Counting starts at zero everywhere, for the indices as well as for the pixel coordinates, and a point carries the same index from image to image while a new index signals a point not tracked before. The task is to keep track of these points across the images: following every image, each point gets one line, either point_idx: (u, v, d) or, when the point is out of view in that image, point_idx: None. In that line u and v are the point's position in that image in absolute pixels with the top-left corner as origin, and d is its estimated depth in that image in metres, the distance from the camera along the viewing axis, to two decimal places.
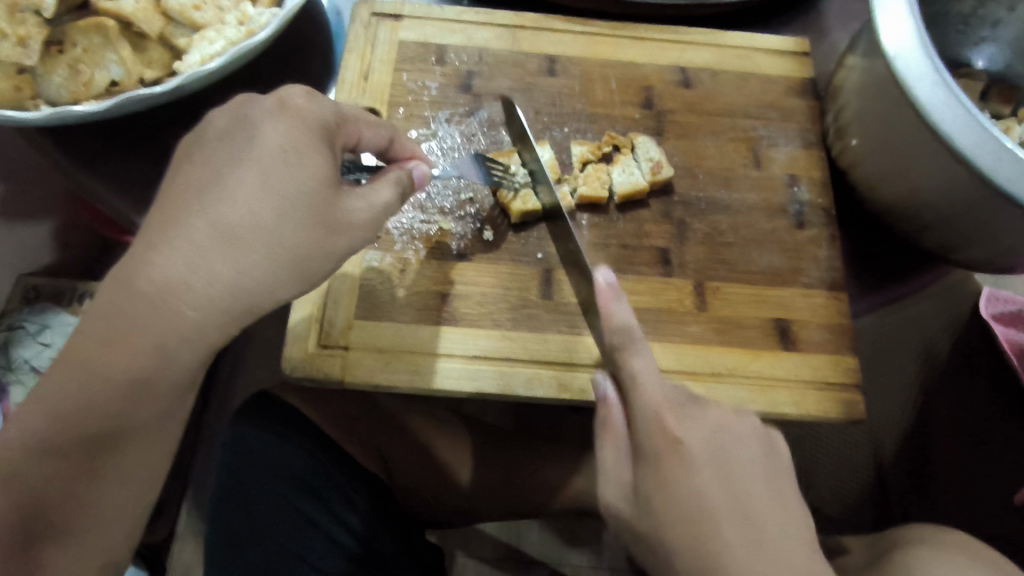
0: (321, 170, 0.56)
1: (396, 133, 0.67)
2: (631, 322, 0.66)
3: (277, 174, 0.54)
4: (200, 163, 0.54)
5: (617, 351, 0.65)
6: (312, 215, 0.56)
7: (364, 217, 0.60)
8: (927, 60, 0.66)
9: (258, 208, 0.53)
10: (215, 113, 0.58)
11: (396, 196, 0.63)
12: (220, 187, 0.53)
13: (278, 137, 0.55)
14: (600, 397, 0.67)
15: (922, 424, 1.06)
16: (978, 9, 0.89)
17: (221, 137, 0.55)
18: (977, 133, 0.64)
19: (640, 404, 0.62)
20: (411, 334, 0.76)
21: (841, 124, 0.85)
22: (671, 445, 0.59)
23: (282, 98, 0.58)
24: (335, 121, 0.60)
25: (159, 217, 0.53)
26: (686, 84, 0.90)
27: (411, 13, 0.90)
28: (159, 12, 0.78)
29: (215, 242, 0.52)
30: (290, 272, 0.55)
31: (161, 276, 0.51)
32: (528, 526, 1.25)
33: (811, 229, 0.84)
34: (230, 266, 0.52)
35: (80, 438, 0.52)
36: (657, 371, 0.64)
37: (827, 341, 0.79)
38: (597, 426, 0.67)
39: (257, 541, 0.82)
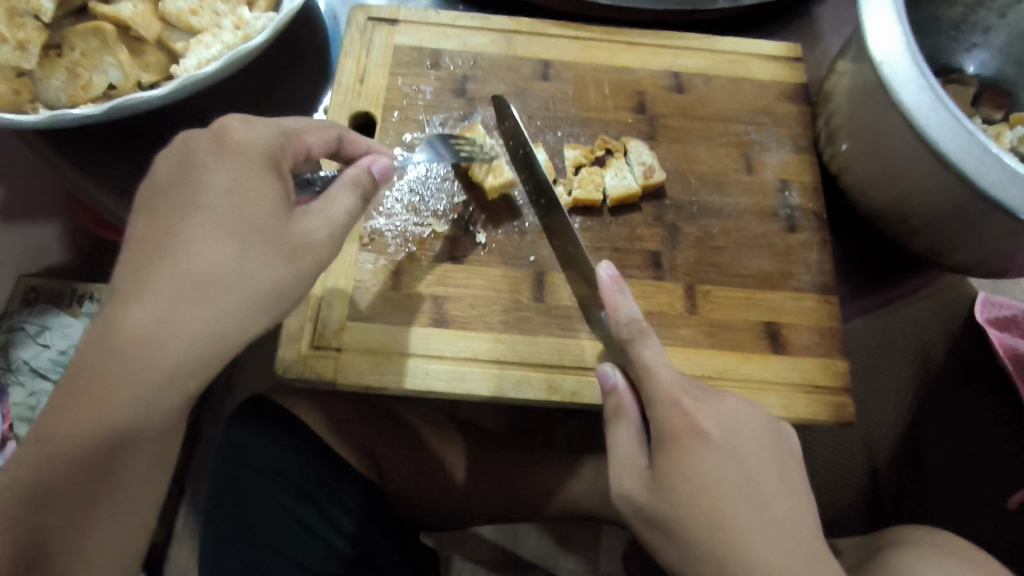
0: (271, 198, 0.58)
1: (343, 132, 0.69)
2: (638, 315, 0.65)
3: (228, 213, 0.56)
4: (153, 214, 0.56)
5: (627, 343, 0.64)
6: (271, 245, 0.57)
7: (324, 233, 0.60)
8: (914, 65, 0.67)
9: (214, 248, 0.55)
10: (161, 163, 0.59)
11: (357, 201, 0.62)
12: (175, 235, 0.55)
13: (223, 175, 0.57)
14: (611, 387, 0.66)
15: (914, 428, 1.05)
16: (969, 15, 0.90)
17: (170, 187, 0.57)
18: (962, 137, 0.64)
19: (655, 388, 0.61)
20: (402, 336, 0.76)
21: (832, 128, 0.86)
22: (689, 428, 0.59)
23: (221, 133, 0.59)
24: (278, 146, 0.61)
25: (122, 273, 0.55)
26: (679, 89, 0.91)
27: (407, 17, 0.91)
28: (157, 16, 0.80)
29: (179, 290, 0.53)
30: (261, 305, 0.57)
31: (130, 330, 0.52)
32: (524, 530, 1.25)
33: (803, 233, 0.85)
34: (197, 311, 0.54)
35: (75, 449, 0.53)
36: (666, 359, 0.63)
37: (817, 344, 0.80)
38: (607, 414, 0.66)
39: (250, 542, 0.82)
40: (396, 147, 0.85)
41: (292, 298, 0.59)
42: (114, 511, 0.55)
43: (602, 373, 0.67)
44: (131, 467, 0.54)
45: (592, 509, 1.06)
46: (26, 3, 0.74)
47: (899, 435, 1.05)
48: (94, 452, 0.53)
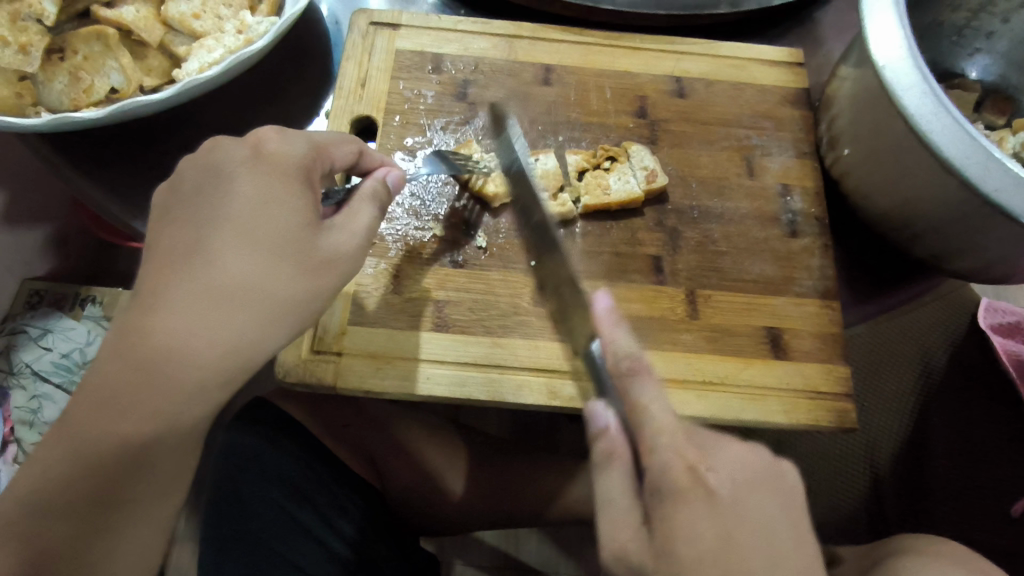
0: (300, 212, 0.58)
1: (364, 147, 0.69)
2: (634, 347, 0.60)
3: (258, 226, 0.56)
4: (183, 224, 0.57)
5: (626, 377, 0.58)
6: (298, 259, 0.57)
7: (348, 248, 0.61)
8: (917, 71, 0.67)
9: (244, 262, 0.55)
10: (187, 169, 0.59)
11: (376, 214, 0.64)
12: (205, 245, 0.55)
13: (253, 187, 0.57)
14: (601, 429, 0.58)
15: (916, 437, 1.04)
16: (971, 20, 0.90)
17: (198, 194, 0.57)
18: (965, 143, 0.64)
19: (653, 433, 0.56)
20: (402, 341, 0.76)
21: (834, 133, 0.85)
22: (694, 481, 0.54)
23: (254, 143, 0.59)
24: (310, 158, 0.61)
25: (150, 283, 0.55)
26: (681, 94, 0.91)
27: (408, 22, 0.91)
28: (159, 21, 0.80)
29: (206, 303, 0.54)
30: (284, 320, 0.57)
31: (158, 341, 0.53)
32: (526, 536, 1.25)
33: (805, 238, 0.85)
34: (224, 325, 0.54)
35: (90, 459, 0.53)
36: (666, 399, 0.57)
37: (818, 350, 0.80)
38: (593, 457, 0.59)
39: (249, 547, 0.82)
40: (397, 151, 0.85)
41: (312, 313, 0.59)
42: (130, 518, 0.56)
43: (591, 413, 0.59)
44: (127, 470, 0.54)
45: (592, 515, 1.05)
46: (29, 7, 0.74)
47: (901, 443, 1.04)
48: (107, 461, 0.53)
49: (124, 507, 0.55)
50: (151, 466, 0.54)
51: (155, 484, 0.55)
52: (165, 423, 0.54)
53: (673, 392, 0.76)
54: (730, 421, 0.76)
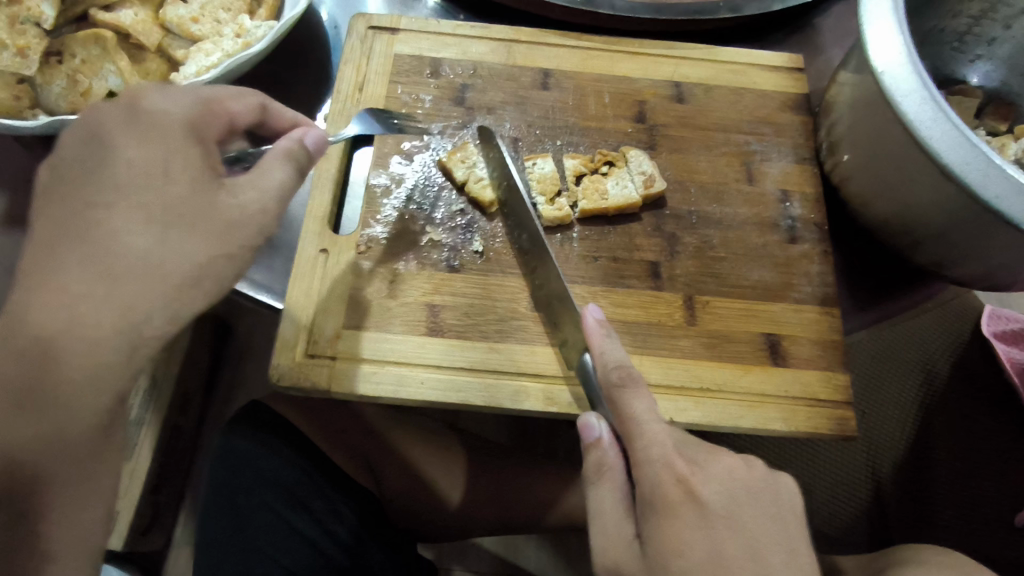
0: (191, 172, 0.56)
1: (264, 100, 0.66)
2: (625, 359, 0.66)
3: (145, 190, 0.54)
4: (67, 197, 0.54)
5: (618, 388, 0.63)
6: (193, 220, 0.55)
7: (253, 206, 0.57)
8: (916, 76, 0.66)
9: (132, 229, 0.53)
10: (70, 139, 0.57)
11: (290, 171, 0.60)
12: (95, 212, 0.53)
13: (134, 150, 0.55)
14: (594, 440, 0.62)
15: (919, 447, 1.02)
16: (973, 26, 0.89)
17: (83, 163, 0.55)
18: (965, 148, 0.63)
19: (645, 450, 0.59)
20: (399, 345, 0.75)
21: (833, 139, 0.85)
22: (685, 493, 0.56)
23: (134, 105, 0.58)
24: (198, 116, 0.59)
25: (34, 259, 0.53)
26: (680, 99, 0.91)
27: (407, 26, 0.91)
28: (157, 24, 0.81)
29: (95, 275, 0.52)
30: (189, 287, 0.54)
31: (46, 320, 0.51)
32: (525, 543, 1.24)
33: (804, 244, 0.84)
34: (117, 296, 0.52)
35: (50, 453, 0.51)
36: (653, 408, 0.62)
37: (818, 357, 0.79)
38: (586, 469, 0.63)
39: (246, 552, 0.83)
40: (395, 154, 0.84)
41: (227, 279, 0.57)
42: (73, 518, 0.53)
43: (584, 426, 0.63)
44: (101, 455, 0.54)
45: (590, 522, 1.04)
46: (27, 11, 0.75)
47: (903, 452, 1.03)
48: (87, 449, 0.53)
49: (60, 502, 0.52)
50: (88, 454, 0.53)
51: (90, 477, 0.54)
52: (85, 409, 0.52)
53: (670, 398, 0.75)
54: (728, 428, 0.75)
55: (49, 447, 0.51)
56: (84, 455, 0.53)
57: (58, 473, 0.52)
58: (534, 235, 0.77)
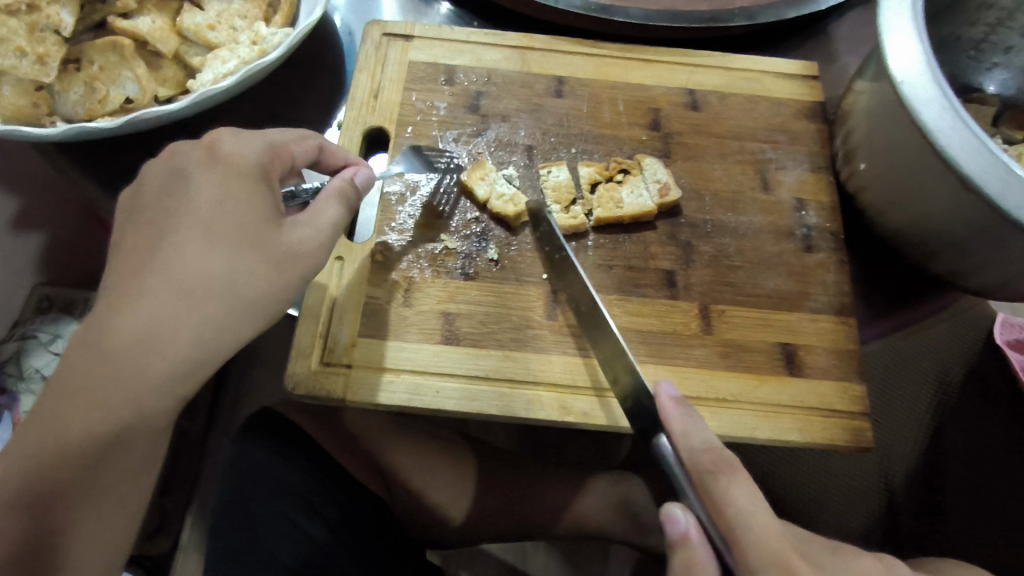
0: (261, 208, 0.58)
1: (325, 142, 0.69)
2: (712, 440, 0.62)
3: (216, 225, 0.56)
4: (144, 228, 0.57)
5: (713, 474, 0.59)
6: (260, 253, 0.57)
7: (313, 243, 0.60)
8: (935, 85, 0.66)
9: (203, 260, 0.55)
10: (149, 172, 0.60)
11: (344, 211, 0.63)
12: (166, 244, 0.55)
13: (208, 187, 0.57)
14: (682, 534, 0.57)
15: (934, 458, 1.02)
16: (990, 34, 0.89)
17: (157, 195, 0.58)
18: (984, 158, 0.63)
19: (756, 543, 0.55)
20: (415, 353, 0.75)
21: (849, 148, 0.85)
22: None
23: (210, 145, 0.60)
24: (267, 158, 0.62)
25: (112, 286, 0.55)
26: (694, 107, 0.91)
27: (422, 33, 0.92)
28: (175, 32, 0.81)
29: (168, 302, 0.53)
30: (251, 316, 0.57)
31: (121, 342, 0.52)
32: (534, 549, 1.23)
33: (820, 253, 0.84)
34: (187, 321, 0.54)
35: (89, 461, 0.52)
36: (756, 498, 0.58)
37: (834, 366, 0.78)
38: (671, 568, 0.57)
39: (258, 559, 0.81)
40: None
41: (286, 305, 0.59)
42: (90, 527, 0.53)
43: (669, 517, 0.58)
44: (127, 465, 0.54)
45: (600, 530, 1.04)
46: (47, 18, 0.75)
47: (917, 462, 1.02)
48: (119, 459, 0.53)
49: (83, 512, 0.53)
50: (117, 461, 0.53)
51: (115, 490, 0.54)
52: (132, 421, 0.53)
53: None
54: (743, 438, 0.75)
55: (87, 458, 0.52)
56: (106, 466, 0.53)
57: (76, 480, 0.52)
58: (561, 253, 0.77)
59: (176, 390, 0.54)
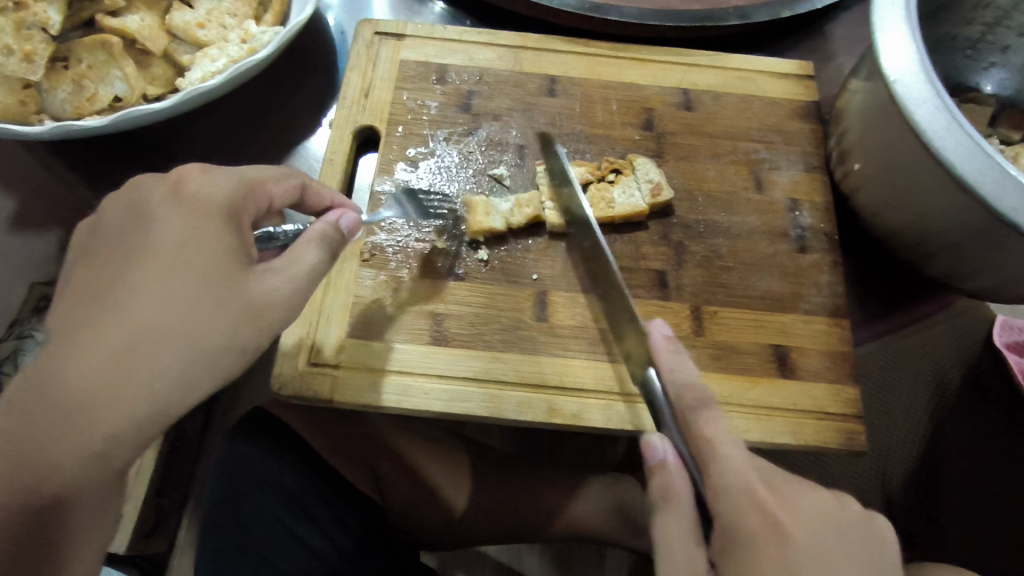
0: (226, 254, 0.56)
1: (306, 180, 0.68)
2: (696, 379, 0.63)
3: (175, 271, 0.54)
4: (99, 269, 0.55)
5: (692, 410, 0.61)
6: (222, 304, 0.54)
7: (283, 292, 0.57)
8: (929, 86, 0.65)
9: (159, 308, 0.53)
10: (111, 204, 0.58)
11: (324, 254, 0.61)
12: (121, 287, 0.53)
13: (170, 228, 0.55)
14: (658, 460, 0.58)
15: (930, 460, 1.01)
16: (987, 34, 0.88)
17: (118, 233, 0.56)
18: (979, 159, 0.62)
19: (721, 477, 0.58)
20: (403, 354, 0.75)
21: (844, 149, 0.84)
22: (766, 522, 0.56)
23: (179, 182, 0.58)
24: (239, 197, 0.60)
25: (60, 330, 0.52)
26: (687, 106, 0.90)
27: (413, 32, 0.91)
28: (164, 30, 0.81)
29: (118, 354, 0.51)
30: (208, 371, 0.54)
31: (67, 394, 0.50)
32: (527, 551, 1.23)
33: (813, 254, 0.83)
34: (137, 375, 0.51)
35: (48, 499, 0.49)
36: (729, 433, 0.61)
37: (827, 369, 0.77)
38: (652, 490, 0.59)
39: (248, 559, 0.82)
40: (399, 161, 0.84)
41: (252, 356, 0.57)
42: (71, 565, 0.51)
43: (648, 445, 0.59)
44: (85, 510, 0.51)
45: (593, 532, 1.03)
46: (34, 16, 0.74)
47: (913, 463, 1.01)
48: (78, 502, 0.50)
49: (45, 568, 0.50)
50: (77, 506, 0.50)
51: (93, 527, 0.52)
52: (78, 479, 0.50)
53: None
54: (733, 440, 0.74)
55: (44, 505, 0.49)
56: (74, 508, 0.50)
57: (54, 515, 0.50)
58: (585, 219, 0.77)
59: (125, 444, 0.51)
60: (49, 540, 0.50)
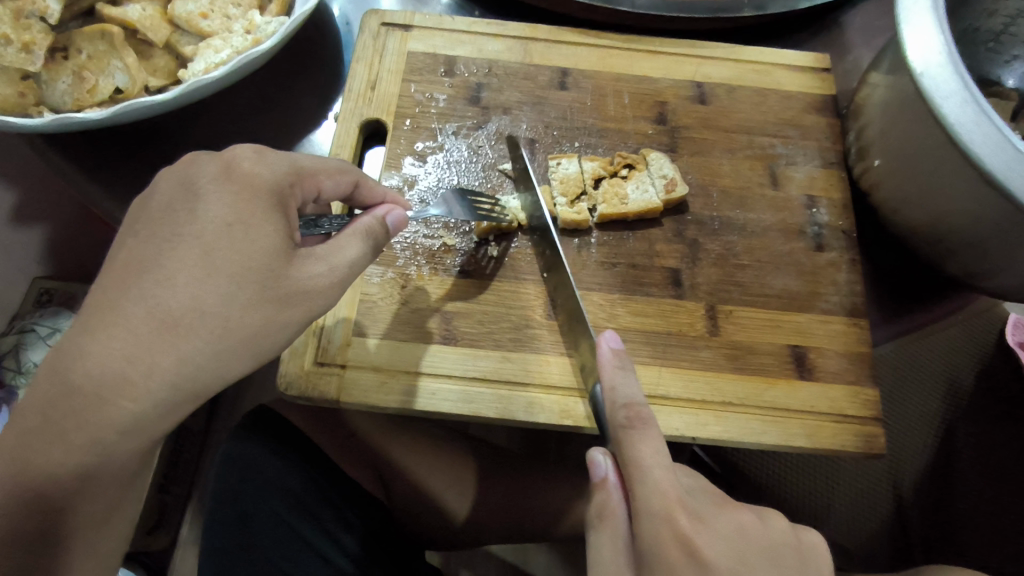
0: (271, 240, 0.53)
1: (361, 179, 0.66)
2: (636, 397, 0.61)
3: (218, 253, 0.51)
4: (141, 240, 0.52)
5: (625, 430, 0.58)
6: (261, 291, 0.52)
7: (326, 281, 0.56)
8: (957, 77, 0.63)
9: (198, 289, 0.50)
10: (160, 179, 0.55)
11: (367, 250, 0.59)
12: (160, 266, 0.51)
13: (218, 207, 0.53)
14: (599, 478, 0.60)
15: (944, 460, 0.99)
16: (1009, 25, 0.85)
17: (164, 209, 0.53)
18: (1009, 152, 0.60)
19: (645, 502, 0.55)
20: (409, 354, 0.73)
21: (863, 143, 0.82)
22: (686, 555, 0.52)
23: (233, 168, 0.55)
24: (288, 182, 0.57)
25: (98, 299, 0.50)
26: (701, 100, 0.88)
27: (420, 23, 0.89)
28: (166, 20, 0.78)
29: (152, 331, 0.49)
30: (239, 356, 0.52)
31: (92, 373, 0.48)
32: (536, 550, 1.22)
33: (831, 252, 0.81)
34: (169, 355, 0.49)
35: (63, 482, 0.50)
36: (666, 455, 0.56)
37: (845, 370, 0.76)
38: (592, 507, 0.61)
39: (252, 564, 0.80)
40: (407, 156, 0.82)
41: (282, 345, 0.56)
42: (73, 555, 0.53)
43: (591, 461, 0.61)
44: (99, 497, 0.52)
45: None
46: (33, 5, 0.73)
47: (927, 464, 1.00)
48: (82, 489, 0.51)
49: (59, 553, 0.51)
50: (91, 495, 0.51)
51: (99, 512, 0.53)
52: (97, 459, 0.50)
53: (691, 413, 0.72)
54: (748, 443, 0.72)
55: (60, 491, 0.50)
56: (83, 492, 0.51)
57: (57, 509, 0.50)
58: (542, 227, 0.75)
59: (145, 428, 0.51)
60: (57, 527, 0.51)
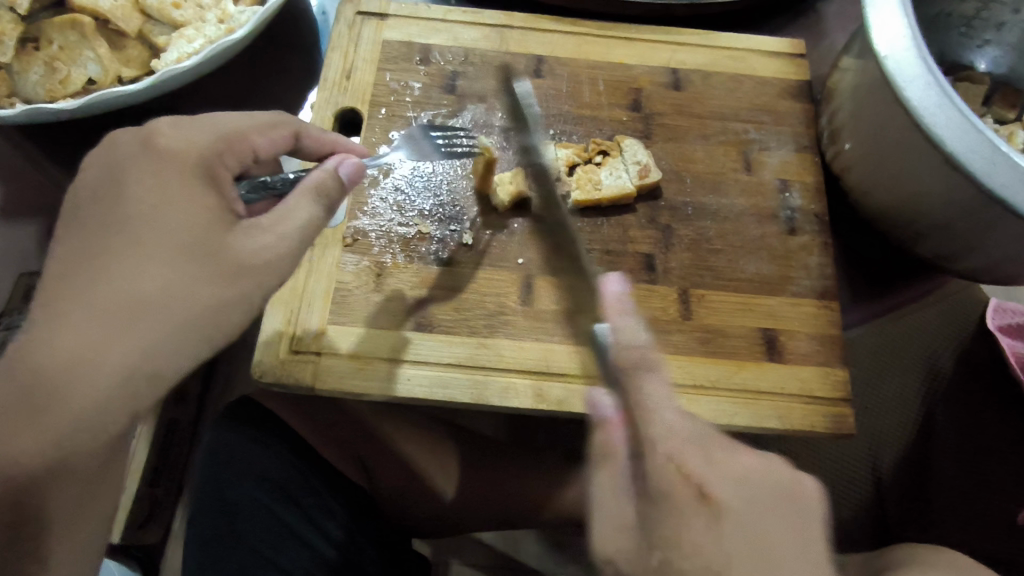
0: (202, 213, 0.53)
1: (298, 130, 0.66)
2: (643, 338, 0.52)
3: (155, 236, 0.52)
4: (84, 232, 0.53)
5: (628, 377, 0.51)
6: (203, 265, 0.52)
7: (273, 248, 0.55)
8: (920, 61, 0.63)
9: (142, 273, 0.51)
10: (86, 168, 0.55)
11: (316, 209, 0.58)
12: (103, 257, 0.52)
13: (149, 194, 0.53)
14: (601, 419, 0.54)
15: (922, 442, 1.02)
16: (981, 11, 0.85)
17: (97, 199, 0.53)
18: (969, 134, 0.61)
19: (653, 437, 0.50)
20: (385, 341, 0.74)
21: (835, 127, 0.82)
22: (693, 492, 0.49)
23: (154, 146, 0.54)
24: (217, 150, 0.57)
25: (47, 297, 0.51)
26: (675, 86, 0.88)
27: (396, 12, 0.89)
28: (137, 10, 0.78)
29: (107, 324, 0.50)
30: (199, 333, 0.53)
31: (50, 367, 0.49)
32: (525, 537, 1.23)
33: (803, 236, 0.81)
34: (132, 344, 0.51)
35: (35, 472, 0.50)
36: (671, 398, 0.51)
37: (816, 352, 0.77)
38: (591, 449, 0.56)
39: (235, 549, 0.82)
40: (382, 144, 0.83)
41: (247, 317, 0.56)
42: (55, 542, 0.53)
43: (591, 402, 0.56)
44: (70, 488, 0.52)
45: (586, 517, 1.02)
46: None
47: (907, 445, 1.02)
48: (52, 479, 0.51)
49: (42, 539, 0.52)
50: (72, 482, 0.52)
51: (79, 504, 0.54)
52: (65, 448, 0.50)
53: None
54: (721, 425, 0.73)
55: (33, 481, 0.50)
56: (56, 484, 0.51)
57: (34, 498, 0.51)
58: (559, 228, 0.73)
59: (117, 415, 0.51)
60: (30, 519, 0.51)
